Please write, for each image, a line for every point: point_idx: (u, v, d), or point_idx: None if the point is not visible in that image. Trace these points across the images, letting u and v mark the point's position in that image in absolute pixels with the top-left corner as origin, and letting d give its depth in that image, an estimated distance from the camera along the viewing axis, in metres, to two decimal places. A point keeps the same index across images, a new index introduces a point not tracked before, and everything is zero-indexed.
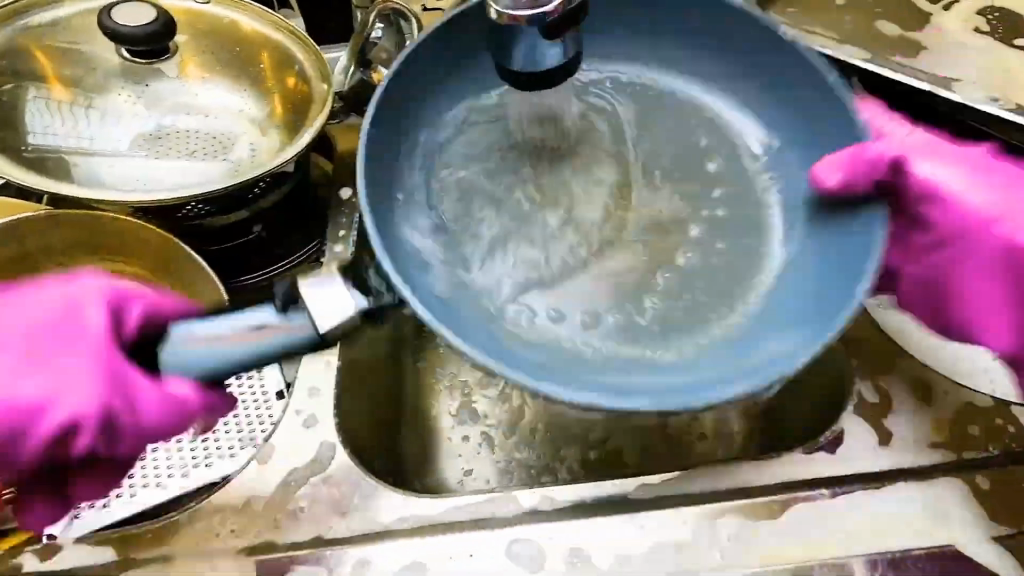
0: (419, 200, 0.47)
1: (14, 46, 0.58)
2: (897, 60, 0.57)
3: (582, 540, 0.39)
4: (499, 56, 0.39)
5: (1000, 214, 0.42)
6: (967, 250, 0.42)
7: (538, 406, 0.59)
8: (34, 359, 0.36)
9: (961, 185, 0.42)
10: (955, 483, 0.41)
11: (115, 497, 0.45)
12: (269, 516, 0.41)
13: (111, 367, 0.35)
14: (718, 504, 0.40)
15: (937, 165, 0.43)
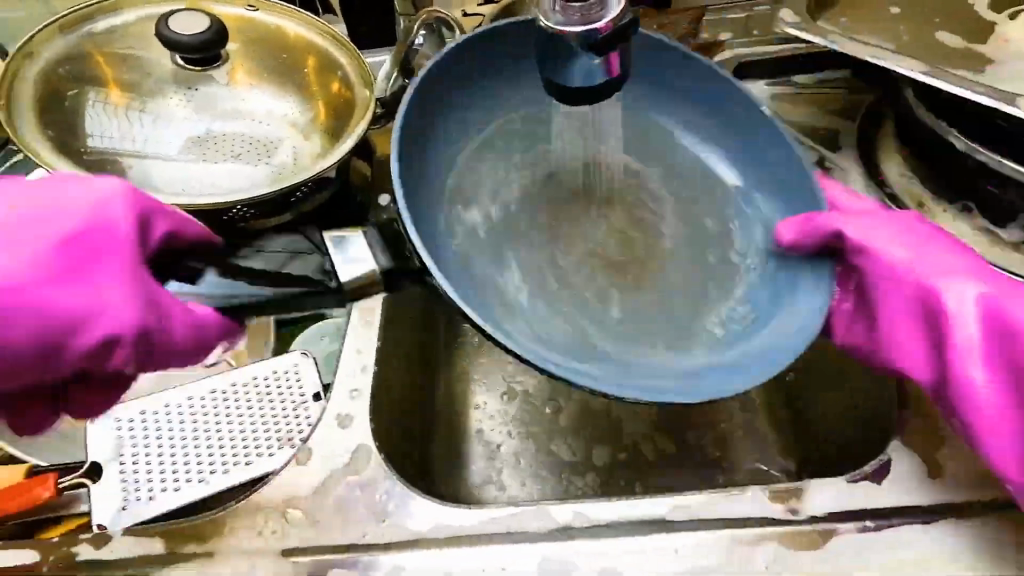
0: (460, 225, 0.47)
1: (76, 52, 0.61)
2: (957, 73, 0.54)
3: (618, 561, 0.38)
4: (545, 67, 0.39)
5: (917, 268, 0.42)
6: (892, 304, 0.43)
7: (569, 415, 0.58)
8: (71, 282, 0.38)
9: (889, 242, 0.43)
10: (1009, 521, 0.39)
11: (160, 490, 0.47)
12: (308, 517, 0.42)
13: (154, 301, 0.39)
14: (755, 530, 0.39)
15: (860, 227, 0.44)
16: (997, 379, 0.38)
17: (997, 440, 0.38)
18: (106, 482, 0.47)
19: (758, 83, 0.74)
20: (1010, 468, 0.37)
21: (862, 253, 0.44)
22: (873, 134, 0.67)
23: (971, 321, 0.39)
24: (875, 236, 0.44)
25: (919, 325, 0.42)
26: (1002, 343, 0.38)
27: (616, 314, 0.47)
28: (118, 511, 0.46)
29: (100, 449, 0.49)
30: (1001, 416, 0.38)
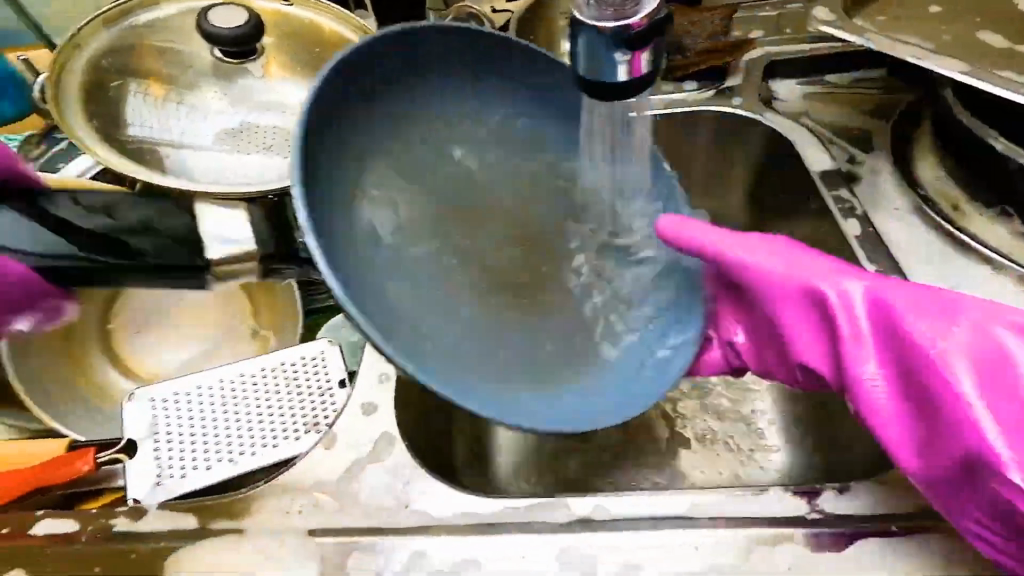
0: (344, 206, 0.38)
1: (119, 45, 0.63)
2: (999, 74, 0.53)
3: (636, 554, 0.39)
4: (573, 59, 0.40)
5: (794, 274, 0.44)
6: (779, 311, 0.44)
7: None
8: None
9: (764, 254, 0.45)
10: None
11: (192, 469, 0.49)
12: (333, 499, 0.43)
13: None
14: (776, 530, 0.39)
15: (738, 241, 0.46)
16: (884, 371, 0.40)
17: (894, 431, 0.39)
18: (141, 459, 0.49)
19: (788, 83, 0.73)
20: (908, 455, 0.38)
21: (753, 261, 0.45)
22: (906, 134, 0.65)
23: (862, 318, 0.41)
24: (751, 250, 0.45)
25: (816, 325, 0.43)
26: (888, 336, 0.40)
27: (508, 338, 0.44)
28: (152, 487, 0.48)
29: (136, 427, 0.51)
30: (887, 402, 0.39)
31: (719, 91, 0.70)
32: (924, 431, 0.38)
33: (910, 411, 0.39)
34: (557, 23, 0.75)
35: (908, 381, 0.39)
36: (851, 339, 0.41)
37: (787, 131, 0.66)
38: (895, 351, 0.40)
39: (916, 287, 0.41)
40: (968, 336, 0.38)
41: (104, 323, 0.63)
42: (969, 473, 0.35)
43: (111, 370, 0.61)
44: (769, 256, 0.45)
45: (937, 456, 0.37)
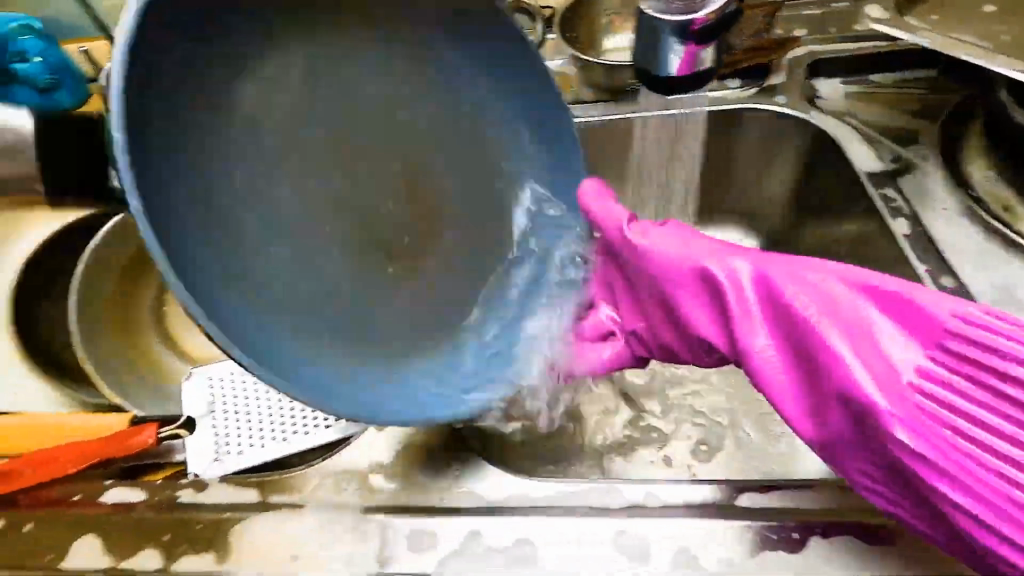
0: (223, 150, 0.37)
1: None
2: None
3: (689, 540, 0.39)
4: (641, 47, 0.48)
5: (683, 251, 0.45)
6: (671, 289, 0.45)
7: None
8: None
9: (653, 236, 0.47)
10: None
11: (248, 446, 0.51)
12: (390, 479, 0.45)
13: None
14: (832, 522, 0.39)
15: (637, 227, 0.49)
16: (777, 344, 0.40)
17: (786, 401, 0.39)
18: (200, 434, 0.51)
19: (831, 82, 0.73)
20: (803, 427, 0.38)
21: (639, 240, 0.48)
22: (956, 134, 0.65)
23: (747, 289, 0.41)
24: (646, 232, 0.48)
25: (705, 301, 0.44)
26: (775, 309, 0.40)
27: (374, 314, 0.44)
28: (211, 462, 0.50)
29: (194, 403, 0.53)
30: (779, 374, 0.39)
31: (762, 89, 0.70)
32: (813, 401, 0.38)
33: (793, 382, 0.39)
34: (599, 20, 0.76)
35: (799, 352, 0.38)
36: (738, 314, 0.41)
37: (831, 129, 0.66)
38: (787, 323, 0.39)
39: (802, 260, 0.40)
40: (847, 297, 0.37)
41: (158, 306, 0.64)
42: (862, 433, 0.36)
43: (166, 351, 0.63)
44: (664, 235, 0.47)
45: (829, 421, 0.37)
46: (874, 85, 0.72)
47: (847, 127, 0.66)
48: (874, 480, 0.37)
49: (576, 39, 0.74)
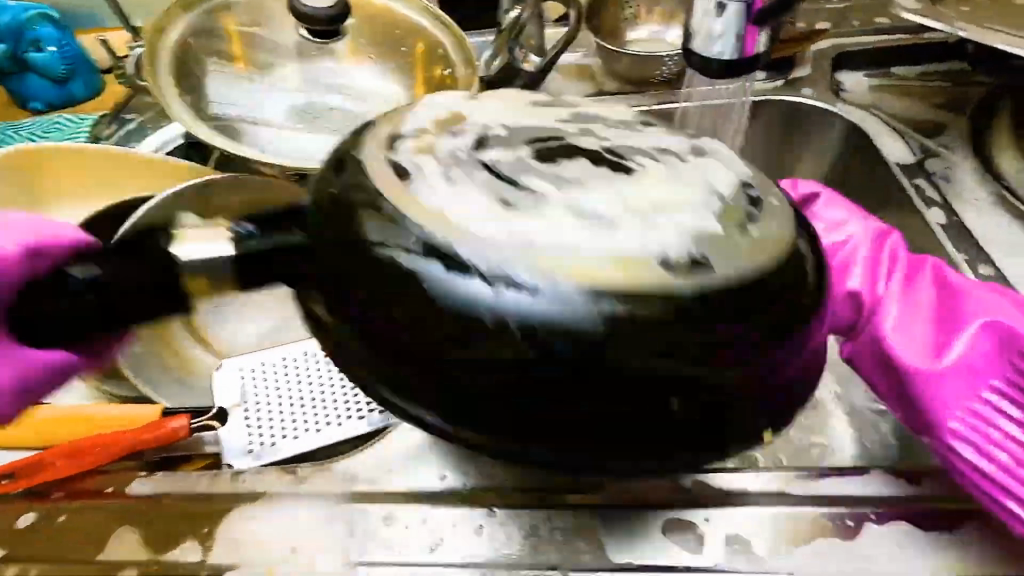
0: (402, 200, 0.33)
1: (203, 29, 0.65)
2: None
3: (740, 528, 0.39)
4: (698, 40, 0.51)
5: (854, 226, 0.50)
6: (917, 264, 0.47)
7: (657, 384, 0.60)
8: None
9: (836, 215, 0.51)
10: None
11: (282, 438, 0.50)
12: (430, 471, 0.44)
13: None
14: (879, 511, 0.40)
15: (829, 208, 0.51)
16: (932, 308, 0.44)
17: (920, 343, 0.42)
18: (232, 426, 0.50)
19: (855, 75, 0.72)
20: (933, 391, 0.41)
21: (819, 220, 0.51)
22: (982, 126, 0.65)
23: (912, 264, 0.47)
24: (831, 212, 0.51)
25: (871, 271, 0.47)
26: (936, 287, 0.45)
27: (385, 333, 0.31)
28: (244, 454, 0.49)
29: (227, 394, 0.52)
30: (921, 324, 0.43)
31: (788, 81, 0.70)
32: (947, 369, 0.41)
33: (935, 332, 0.43)
34: (621, 13, 0.76)
35: (948, 316, 0.43)
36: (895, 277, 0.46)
37: (860, 121, 0.66)
38: (941, 296, 0.45)
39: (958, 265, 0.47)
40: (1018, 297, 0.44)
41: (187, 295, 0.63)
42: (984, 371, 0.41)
43: (192, 344, 0.62)
44: (853, 220, 0.50)
45: (959, 360, 0.41)
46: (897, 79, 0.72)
47: (875, 118, 0.67)
48: (1003, 441, 0.39)
49: (598, 31, 0.75)
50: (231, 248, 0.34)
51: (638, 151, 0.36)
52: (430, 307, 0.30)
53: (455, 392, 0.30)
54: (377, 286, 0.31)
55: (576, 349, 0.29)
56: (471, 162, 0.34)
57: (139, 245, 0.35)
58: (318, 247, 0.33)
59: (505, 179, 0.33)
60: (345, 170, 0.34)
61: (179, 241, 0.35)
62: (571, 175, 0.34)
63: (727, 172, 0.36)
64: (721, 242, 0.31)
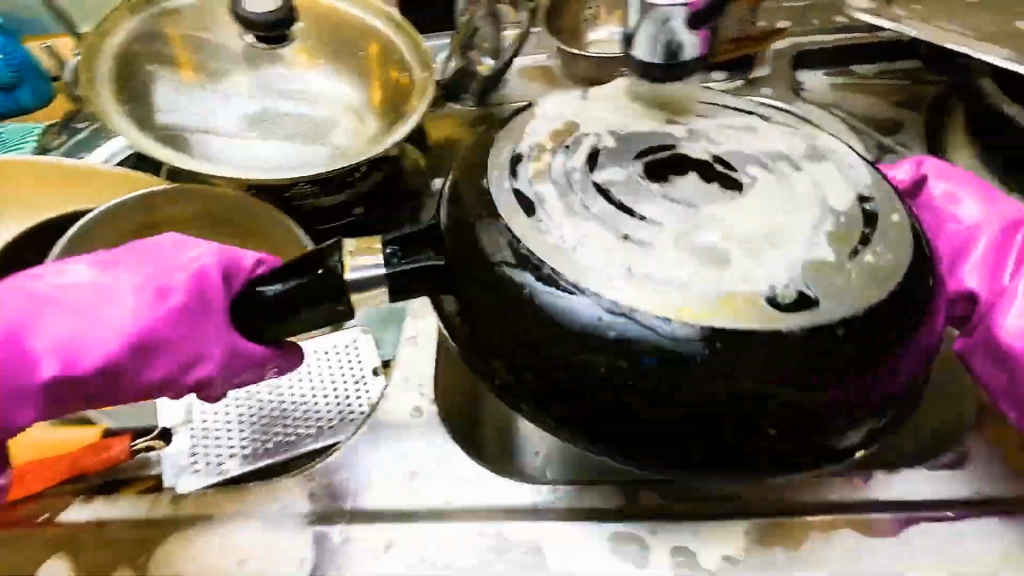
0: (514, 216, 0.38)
1: (147, 31, 0.63)
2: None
3: (687, 540, 0.38)
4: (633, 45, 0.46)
5: (988, 216, 0.49)
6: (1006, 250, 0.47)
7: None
8: None
9: (961, 199, 0.50)
10: None
11: (229, 457, 0.48)
12: (378, 491, 0.43)
13: None
14: (828, 517, 0.39)
15: (952, 193, 0.50)
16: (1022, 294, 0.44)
17: None
18: (178, 447, 0.49)
19: (815, 74, 0.72)
20: None
21: (961, 206, 0.50)
22: (939, 124, 0.65)
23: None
24: (956, 196, 0.50)
25: (996, 261, 0.47)
26: None
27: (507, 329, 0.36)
28: (188, 475, 0.47)
29: (172, 414, 0.51)
30: None
31: (748, 80, 0.69)
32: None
33: None
34: (582, 14, 0.76)
35: None
36: None
37: (818, 120, 0.66)
38: None
39: None
40: None
41: None
42: None
43: None
44: (982, 207, 0.49)
45: None
46: (856, 78, 0.72)
47: (834, 117, 0.66)
48: None
49: (559, 32, 0.75)
50: (387, 270, 0.38)
51: (770, 169, 0.41)
52: (543, 319, 0.35)
53: (570, 390, 0.35)
54: (501, 304, 0.37)
55: (665, 365, 0.34)
56: (587, 180, 0.40)
57: (319, 266, 0.39)
58: (454, 258, 0.39)
59: (616, 203, 0.39)
60: (468, 200, 0.40)
61: (348, 266, 0.38)
62: (709, 195, 0.39)
63: (845, 184, 0.40)
64: (810, 274, 0.35)
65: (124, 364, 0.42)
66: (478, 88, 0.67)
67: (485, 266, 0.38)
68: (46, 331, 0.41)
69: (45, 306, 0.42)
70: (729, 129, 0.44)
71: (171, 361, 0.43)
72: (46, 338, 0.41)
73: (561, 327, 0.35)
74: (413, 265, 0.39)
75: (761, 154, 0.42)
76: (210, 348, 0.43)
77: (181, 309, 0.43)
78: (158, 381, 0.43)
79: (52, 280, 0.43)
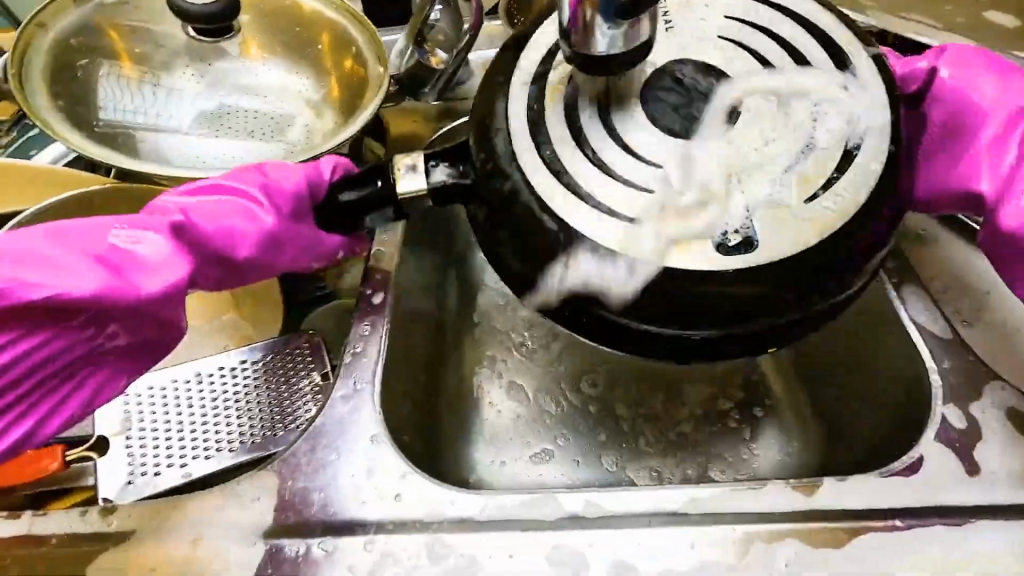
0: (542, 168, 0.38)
1: (89, 24, 0.61)
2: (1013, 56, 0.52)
3: (628, 553, 0.37)
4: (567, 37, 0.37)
5: (1000, 99, 0.45)
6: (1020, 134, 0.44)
7: (582, 391, 0.57)
8: None
9: (976, 81, 0.46)
10: None
11: (167, 466, 0.47)
12: (309, 502, 0.41)
13: None
14: (774, 527, 0.38)
15: (964, 75, 0.46)
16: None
17: None
18: (113, 457, 0.47)
19: None
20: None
21: (975, 88, 0.46)
22: None
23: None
24: (968, 79, 0.46)
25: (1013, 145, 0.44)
26: None
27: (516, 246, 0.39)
28: (125, 485, 0.46)
29: (108, 422, 0.49)
30: None
31: None
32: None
33: None
34: None
35: None
36: None
37: None
38: None
39: None
40: None
41: None
42: None
43: None
44: (994, 87, 0.45)
45: None
46: None
47: None
48: None
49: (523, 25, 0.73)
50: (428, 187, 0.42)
51: (772, 94, 0.39)
52: (538, 243, 0.37)
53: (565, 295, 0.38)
54: (507, 227, 0.39)
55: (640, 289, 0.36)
56: (593, 97, 0.40)
57: (378, 178, 0.44)
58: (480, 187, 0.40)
59: (605, 123, 0.39)
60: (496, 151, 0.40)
61: (400, 178, 0.42)
62: (698, 117, 0.38)
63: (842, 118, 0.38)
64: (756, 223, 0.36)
65: (263, 250, 0.46)
66: (441, 84, 0.63)
67: (505, 193, 0.38)
68: (205, 220, 0.44)
69: (195, 203, 0.45)
70: (772, 44, 0.41)
71: (293, 252, 0.48)
72: (205, 226, 0.44)
73: (554, 246, 0.37)
74: (455, 183, 0.41)
75: (767, 78, 0.39)
76: (320, 238, 0.49)
77: (289, 214, 0.47)
78: (280, 268, 0.48)
79: (190, 190, 0.46)
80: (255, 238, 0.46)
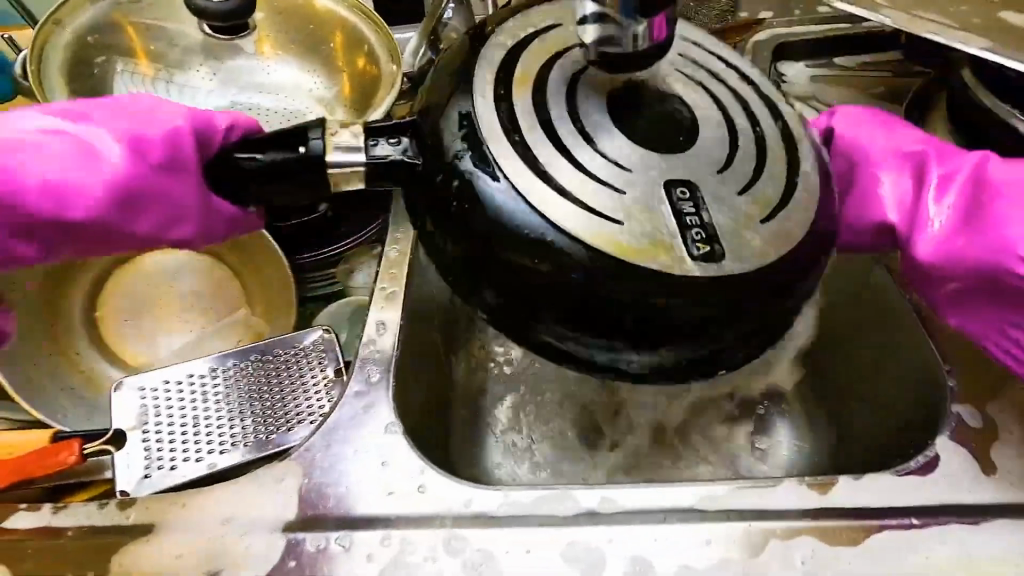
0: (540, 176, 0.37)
1: (105, 21, 0.61)
2: None
3: (645, 549, 0.37)
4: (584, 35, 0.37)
5: (884, 148, 0.46)
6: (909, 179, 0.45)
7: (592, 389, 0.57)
8: None
9: (861, 137, 0.48)
10: None
11: (182, 461, 0.47)
12: (324, 496, 0.41)
13: None
14: (790, 525, 0.38)
15: (849, 131, 0.49)
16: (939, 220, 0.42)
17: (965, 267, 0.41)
18: (129, 451, 0.47)
19: (797, 66, 0.70)
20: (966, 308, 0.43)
21: (863, 141, 0.48)
22: (920, 119, 0.64)
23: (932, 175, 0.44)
24: (854, 134, 0.48)
25: (910, 188, 0.45)
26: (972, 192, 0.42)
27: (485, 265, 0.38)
28: (141, 479, 0.46)
29: (125, 417, 0.49)
30: (959, 240, 0.41)
31: None
32: (989, 297, 0.42)
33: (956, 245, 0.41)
34: None
35: (979, 213, 0.41)
36: (945, 190, 0.43)
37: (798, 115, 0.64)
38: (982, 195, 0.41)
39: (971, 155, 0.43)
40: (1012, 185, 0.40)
41: (90, 311, 0.60)
42: None
43: (97, 357, 0.59)
44: (878, 140, 0.47)
45: (981, 275, 0.41)
46: (839, 70, 0.70)
47: (814, 112, 0.64)
48: (1010, 328, 0.42)
49: None
50: (364, 158, 0.41)
51: (727, 120, 0.40)
52: (498, 262, 0.37)
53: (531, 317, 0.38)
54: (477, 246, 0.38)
55: (607, 304, 0.36)
56: (562, 94, 0.39)
57: (301, 143, 0.41)
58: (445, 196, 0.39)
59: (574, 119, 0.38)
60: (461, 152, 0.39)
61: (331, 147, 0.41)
62: (663, 130, 0.38)
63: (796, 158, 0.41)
64: (746, 230, 0.37)
65: (109, 213, 0.43)
66: None
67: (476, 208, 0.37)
68: (34, 166, 0.41)
69: (27, 146, 0.41)
70: None
71: (154, 217, 0.45)
72: (35, 174, 0.41)
73: (520, 253, 0.36)
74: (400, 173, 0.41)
75: (713, 106, 0.41)
76: (183, 201, 0.45)
77: (149, 170, 0.44)
78: (134, 235, 0.45)
79: (22, 130, 0.42)
80: (100, 195, 0.42)
